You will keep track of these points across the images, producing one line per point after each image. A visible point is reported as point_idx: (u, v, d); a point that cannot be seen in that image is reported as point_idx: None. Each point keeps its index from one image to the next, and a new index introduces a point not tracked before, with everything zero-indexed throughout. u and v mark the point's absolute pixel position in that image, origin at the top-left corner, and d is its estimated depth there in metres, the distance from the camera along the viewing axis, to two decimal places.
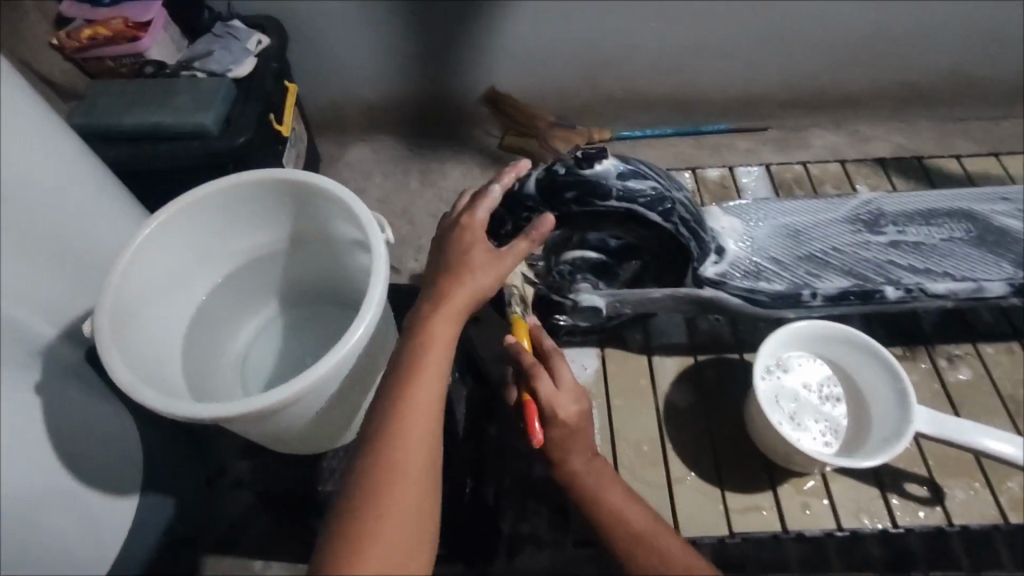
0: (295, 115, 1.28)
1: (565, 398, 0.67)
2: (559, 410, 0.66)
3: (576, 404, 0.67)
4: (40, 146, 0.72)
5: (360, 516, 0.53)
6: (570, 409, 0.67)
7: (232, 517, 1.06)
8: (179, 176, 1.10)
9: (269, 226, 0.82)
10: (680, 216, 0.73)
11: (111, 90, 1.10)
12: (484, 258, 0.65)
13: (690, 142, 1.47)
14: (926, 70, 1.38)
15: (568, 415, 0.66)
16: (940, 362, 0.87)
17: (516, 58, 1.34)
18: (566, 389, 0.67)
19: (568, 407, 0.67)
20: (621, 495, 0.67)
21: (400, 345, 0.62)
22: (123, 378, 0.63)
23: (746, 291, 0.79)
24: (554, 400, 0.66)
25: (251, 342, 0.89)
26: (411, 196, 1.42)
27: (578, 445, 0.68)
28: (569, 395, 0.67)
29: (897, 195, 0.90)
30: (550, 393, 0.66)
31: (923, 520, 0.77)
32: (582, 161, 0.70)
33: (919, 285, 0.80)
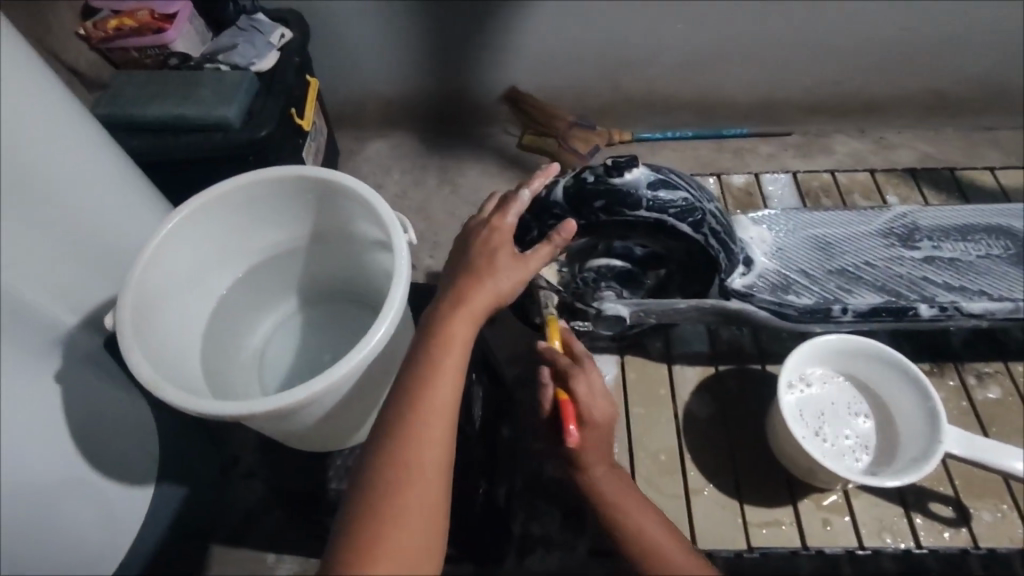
0: (316, 110, 1.28)
1: (599, 401, 0.67)
2: (593, 410, 0.66)
3: (608, 408, 0.68)
4: (64, 135, 0.72)
5: (374, 515, 0.51)
6: (601, 411, 0.67)
7: (245, 507, 1.06)
8: (200, 169, 1.11)
9: (291, 223, 0.82)
10: (710, 227, 0.72)
11: (136, 81, 1.10)
12: (507, 261, 0.64)
13: (712, 145, 1.45)
14: (956, 77, 1.35)
15: (599, 418, 0.67)
16: (969, 380, 0.85)
17: (537, 57, 1.32)
18: (598, 392, 0.67)
19: (604, 410, 0.67)
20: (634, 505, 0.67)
21: (416, 341, 0.61)
22: (143, 372, 0.63)
23: (774, 304, 0.77)
24: (588, 402, 0.66)
25: (268, 338, 0.89)
26: (428, 192, 1.41)
27: (601, 449, 0.69)
28: (601, 399, 0.67)
29: (933, 209, 0.89)
30: (587, 392, 0.66)
31: (948, 542, 0.76)
32: (612, 169, 0.69)
33: (954, 304, 0.77)
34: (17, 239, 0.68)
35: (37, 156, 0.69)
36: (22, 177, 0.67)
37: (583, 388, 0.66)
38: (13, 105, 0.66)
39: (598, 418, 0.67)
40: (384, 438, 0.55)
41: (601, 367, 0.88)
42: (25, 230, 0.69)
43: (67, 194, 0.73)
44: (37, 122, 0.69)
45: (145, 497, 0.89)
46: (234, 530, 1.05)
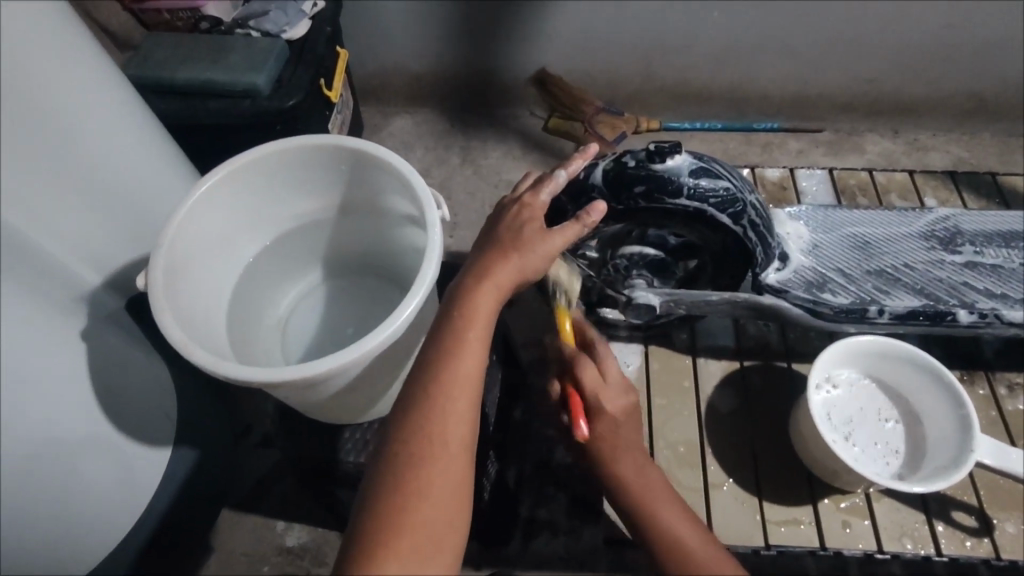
0: (344, 82, 1.27)
1: (613, 391, 0.67)
2: (604, 400, 0.67)
3: (623, 398, 0.68)
4: (97, 95, 0.72)
5: (398, 490, 0.51)
6: (615, 403, 0.67)
7: (258, 474, 1.09)
8: (228, 135, 1.10)
9: (322, 193, 0.82)
10: (750, 219, 0.71)
11: (165, 43, 1.09)
12: (536, 236, 0.62)
13: (741, 138, 1.42)
14: (997, 80, 1.31)
15: (613, 409, 0.67)
16: (999, 390, 0.83)
17: (569, 40, 1.30)
18: (611, 383, 0.68)
19: (615, 400, 0.67)
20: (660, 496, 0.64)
21: (442, 313, 0.60)
22: (174, 334, 0.63)
23: (809, 301, 0.76)
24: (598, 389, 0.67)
25: (293, 309, 0.89)
26: (450, 171, 1.40)
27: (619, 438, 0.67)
28: (615, 388, 0.68)
29: (978, 213, 0.87)
30: (595, 382, 0.67)
31: (970, 551, 0.75)
32: (654, 154, 0.68)
33: (994, 311, 0.76)
34: (48, 201, 0.68)
35: (69, 117, 0.68)
36: (54, 137, 0.67)
37: (592, 377, 0.68)
38: (40, 64, 0.64)
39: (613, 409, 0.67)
40: (408, 414, 0.54)
41: (625, 357, 0.87)
42: (56, 192, 0.69)
43: (95, 157, 0.73)
44: (66, 84, 0.67)
45: (164, 459, 0.90)
46: (250, 494, 1.08)
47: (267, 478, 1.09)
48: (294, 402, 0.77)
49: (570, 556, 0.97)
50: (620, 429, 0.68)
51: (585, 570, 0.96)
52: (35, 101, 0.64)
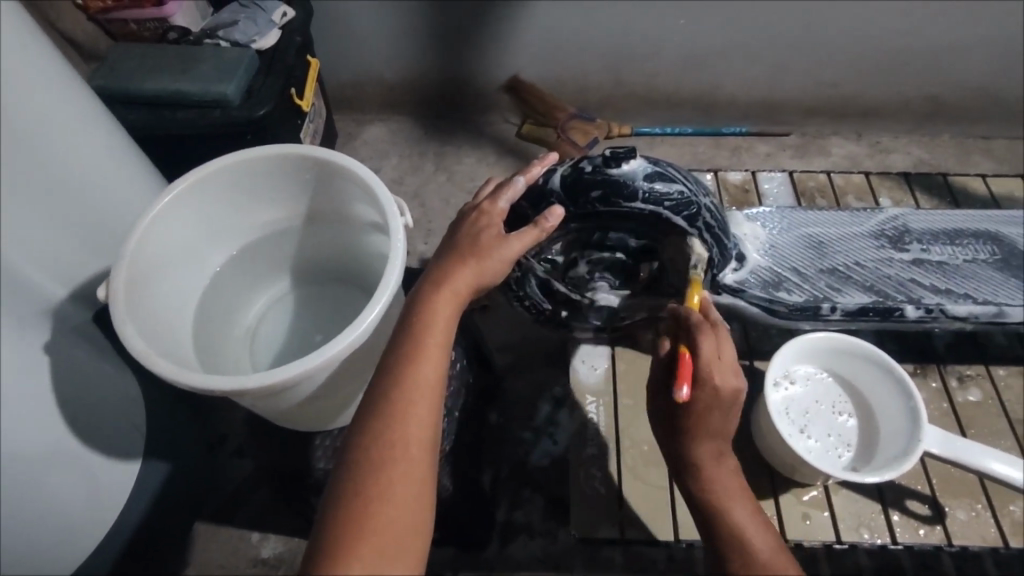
0: (316, 91, 1.27)
1: (726, 370, 0.61)
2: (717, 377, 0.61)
3: (735, 380, 0.62)
4: (76, 115, 0.74)
5: (359, 494, 0.52)
6: (727, 383, 0.61)
7: (232, 487, 1.07)
8: (196, 145, 1.10)
9: (286, 202, 0.82)
10: (705, 221, 0.73)
11: (132, 54, 1.08)
12: (495, 242, 0.63)
13: (710, 142, 1.45)
14: (955, 85, 1.35)
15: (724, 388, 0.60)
16: (950, 382, 0.87)
17: (538, 49, 1.32)
18: (728, 364, 0.62)
19: (729, 378, 0.61)
20: (726, 468, 0.64)
21: (402, 321, 0.61)
22: (136, 345, 0.63)
23: (765, 300, 0.79)
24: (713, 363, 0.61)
25: (261, 317, 0.89)
26: (424, 178, 1.41)
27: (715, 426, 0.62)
28: (729, 367, 0.62)
29: (926, 212, 0.90)
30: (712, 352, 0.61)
31: (923, 538, 0.78)
32: (609, 160, 0.70)
33: (939, 306, 0.79)
34: (26, 217, 0.69)
35: (48, 136, 0.70)
36: (34, 155, 0.69)
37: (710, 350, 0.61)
38: (23, 83, 0.67)
39: (722, 389, 0.61)
40: (369, 418, 0.55)
41: (592, 360, 0.94)
42: (35, 208, 0.70)
43: (72, 175, 0.74)
44: (46, 103, 0.70)
45: (133, 472, 0.89)
46: (226, 503, 1.06)
47: (243, 487, 1.07)
48: (262, 410, 0.77)
49: (548, 557, 0.98)
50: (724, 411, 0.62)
51: (562, 570, 0.97)
52: (17, 120, 0.66)
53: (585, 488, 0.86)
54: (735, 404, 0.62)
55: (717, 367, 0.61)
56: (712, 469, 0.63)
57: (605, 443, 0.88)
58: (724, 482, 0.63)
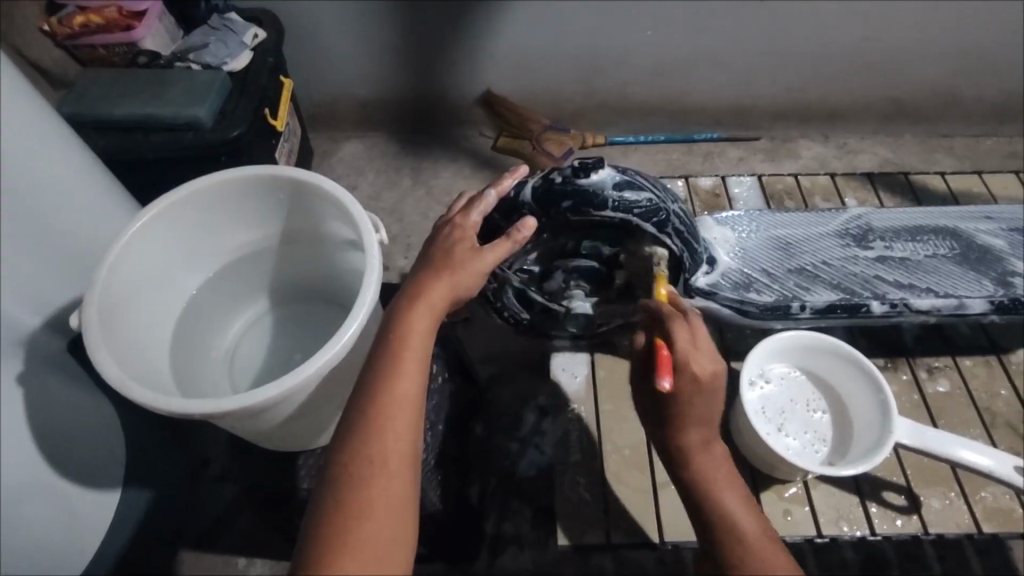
0: (290, 110, 1.28)
1: (702, 354, 0.61)
2: (694, 363, 0.61)
3: (714, 363, 0.62)
4: (53, 145, 0.75)
5: (340, 511, 0.52)
6: (706, 368, 0.61)
7: (215, 513, 1.05)
8: (171, 168, 1.10)
9: (262, 223, 0.82)
10: (674, 227, 0.75)
11: (103, 80, 1.08)
12: (469, 255, 0.64)
13: (682, 149, 1.49)
14: (914, 86, 1.39)
15: (704, 373, 0.60)
16: (919, 374, 0.89)
17: (510, 64, 1.34)
18: (704, 347, 0.62)
19: (708, 363, 0.61)
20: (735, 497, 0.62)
21: (378, 338, 0.61)
22: (112, 373, 0.63)
23: (735, 302, 0.81)
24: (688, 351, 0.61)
25: (239, 339, 0.88)
26: (402, 194, 1.42)
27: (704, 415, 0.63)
28: (706, 352, 0.62)
29: (887, 211, 0.93)
30: (687, 341, 0.62)
31: (900, 528, 0.79)
32: (579, 170, 0.71)
33: (903, 301, 0.81)
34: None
35: (23, 165, 0.71)
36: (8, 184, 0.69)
37: (683, 336, 0.62)
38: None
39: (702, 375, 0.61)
40: (348, 435, 0.55)
41: (572, 369, 0.94)
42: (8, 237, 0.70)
43: (48, 204, 0.74)
44: (20, 134, 0.70)
45: (113, 501, 0.88)
46: (212, 527, 1.04)
47: (231, 509, 1.05)
48: (241, 432, 0.76)
49: (538, 568, 0.99)
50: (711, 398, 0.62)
51: None
52: None
53: (571, 495, 0.86)
54: (715, 385, 0.62)
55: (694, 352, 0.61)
56: (717, 496, 0.62)
57: (588, 450, 0.89)
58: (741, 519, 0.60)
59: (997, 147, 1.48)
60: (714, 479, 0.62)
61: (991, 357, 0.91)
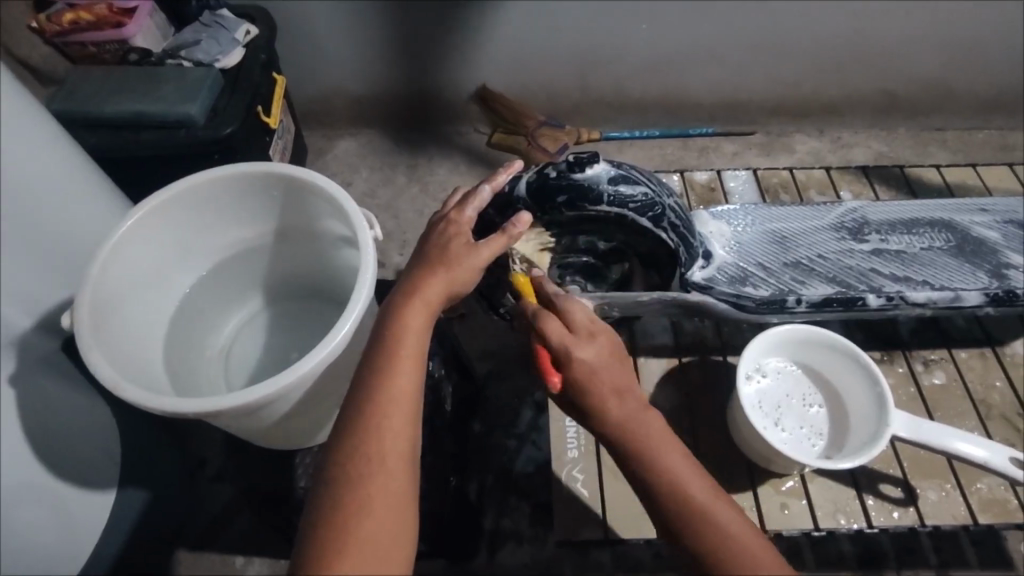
0: (283, 107, 1.27)
1: (580, 339, 0.62)
2: (573, 351, 0.61)
3: (600, 330, 0.63)
4: (45, 144, 0.75)
5: (339, 511, 0.51)
6: (590, 351, 0.61)
7: (212, 513, 1.04)
8: (164, 166, 1.09)
9: (255, 220, 0.82)
10: (670, 221, 0.74)
11: (93, 77, 1.07)
12: (464, 251, 0.64)
13: (678, 143, 1.48)
14: (908, 79, 1.39)
15: (581, 357, 0.60)
16: (915, 366, 0.89)
17: (503, 59, 1.33)
18: (580, 331, 0.62)
19: (586, 344, 0.61)
20: (677, 456, 0.59)
21: (374, 335, 0.61)
22: (105, 373, 0.62)
23: (732, 296, 0.81)
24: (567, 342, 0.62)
25: (234, 338, 0.88)
26: (397, 190, 1.41)
27: (619, 391, 0.60)
28: (581, 335, 0.62)
29: (882, 204, 0.93)
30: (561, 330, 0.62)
31: (897, 520, 0.79)
32: (574, 165, 0.71)
33: (900, 294, 0.81)
34: None
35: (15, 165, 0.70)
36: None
37: (556, 329, 0.62)
38: None
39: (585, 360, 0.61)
40: (345, 433, 0.55)
41: None
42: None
43: (39, 203, 0.74)
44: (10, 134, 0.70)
45: (109, 501, 0.87)
46: (210, 526, 1.03)
47: (230, 507, 1.04)
48: (238, 431, 0.76)
49: (536, 563, 0.99)
50: (614, 376, 0.61)
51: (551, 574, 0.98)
52: None
53: (569, 491, 0.86)
54: (608, 362, 0.61)
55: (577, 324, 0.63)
56: (654, 470, 0.58)
57: (585, 446, 0.88)
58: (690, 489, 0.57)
59: (991, 140, 1.48)
60: (652, 456, 0.58)
61: (987, 349, 0.91)
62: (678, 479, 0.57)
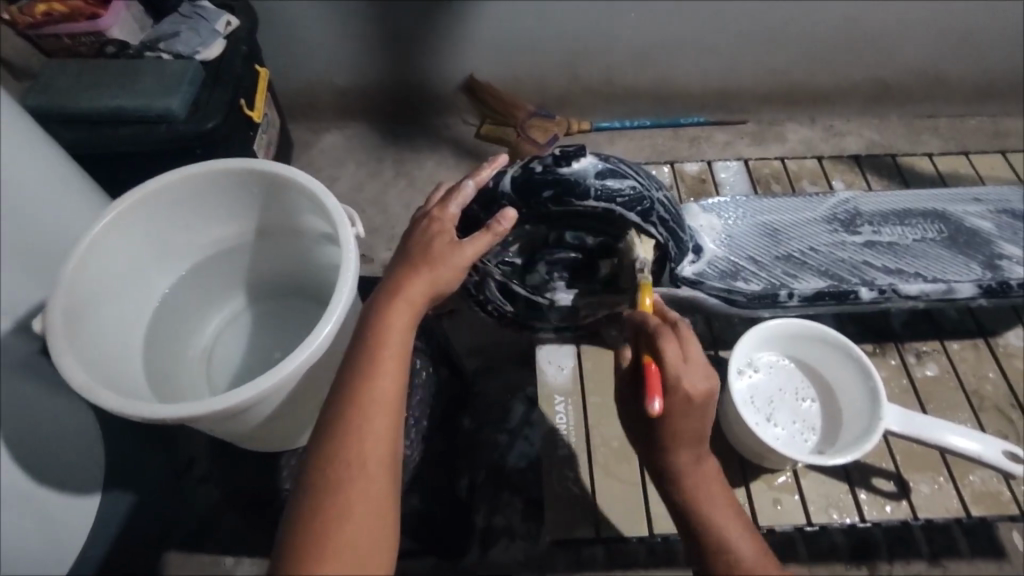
0: (267, 100, 1.24)
1: (696, 371, 0.59)
2: (685, 382, 0.58)
3: (705, 382, 0.59)
4: (21, 142, 0.74)
5: (318, 516, 0.50)
6: (699, 385, 0.59)
7: (199, 514, 1.02)
8: (144, 162, 1.06)
9: (235, 218, 0.80)
10: (658, 216, 0.73)
11: (69, 71, 1.04)
12: (448, 249, 0.62)
13: (668, 134, 1.47)
14: (901, 67, 1.38)
15: (695, 393, 0.58)
16: (908, 359, 0.89)
17: (491, 49, 1.31)
18: (698, 364, 0.60)
19: (697, 381, 0.59)
20: (720, 506, 0.61)
21: (355, 335, 0.59)
22: (76, 377, 0.60)
23: (722, 291, 0.80)
24: (679, 369, 0.58)
25: (216, 338, 0.86)
26: (385, 184, 1.39)
27: (692, 436, 0.61)
28: (699, 369, 0.59)
29: (875, 194, 0.91)
30: (678, 356, 0.59)
31: (889, 514, 0.79)
32: (560, 158, 0.68)
33: (892, 286, 0.81)
34: None
35: None
36: None
37: (675, 352, 0.59)
38: None
39: (694, 394, 0.58)
40: (326, 437, 0.53)
41: (560, 361, 0.92)
42: None
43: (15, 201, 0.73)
44: None
45: (93, 505, 0.86)
46: (195, 533, 1.01)
47: (215, 511, 1.02)
48: (219, 434, 0.74)
49: (529, 560, 1.00)
50: (700, 419, 0.60)
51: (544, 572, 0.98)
52: None
53: (560, 488, 0.84)
54: (707, 405, 0.60)
55: (688, 372, 0.58)
56: (709, 521, 0.60)
57: (576, 442, 0.87)
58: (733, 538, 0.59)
59: (983, 127, 1.47)
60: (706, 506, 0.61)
61: (979, 340, 0.91)
62: (732, 539, 0.59)
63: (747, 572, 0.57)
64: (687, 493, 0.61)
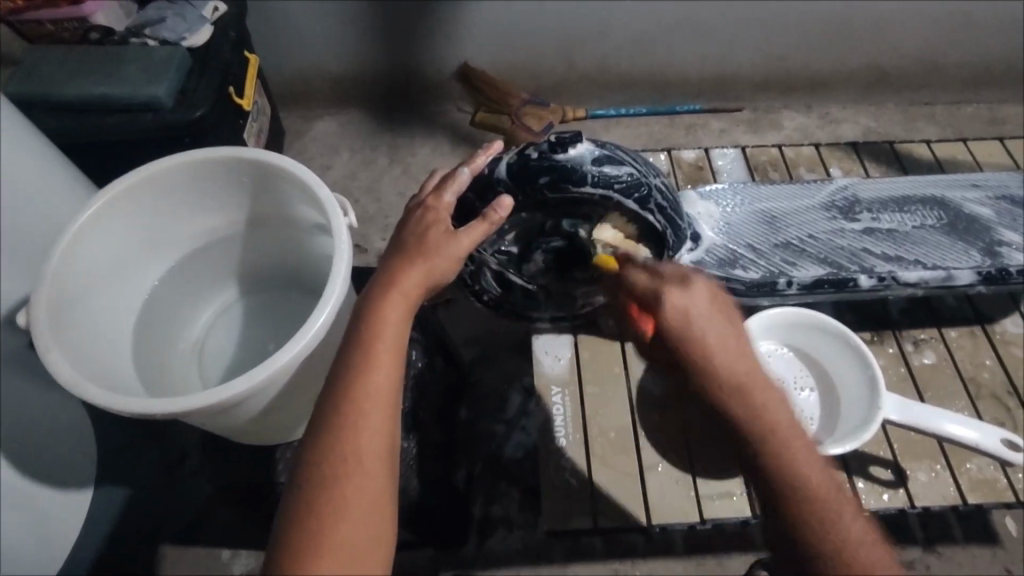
0: (257, 87, 1.21)
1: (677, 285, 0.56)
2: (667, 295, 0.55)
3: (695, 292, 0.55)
4: None
5: (313, 513, 0.49)
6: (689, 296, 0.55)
7: (194, 506, 1.00)
8: (131, 151, 1.04)
9: (226, 208, 0.78)
10: (657, 203, 0.72)
11: (51, 58, 1.01)
12: (443, 238, 0.61)
13: (664, 121, 1.45)
14: (898, 53, 1.37)
15: (681, 301, 0.54)
16: (905, 347, 0.88)
17: (485, 35, 1.28)
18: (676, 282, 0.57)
19: (680, 291, 0.55)
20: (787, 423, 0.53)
21: (349, 328, 0.58)
22: (62, 373, 0.59)
23: (721, 279, 0.79)
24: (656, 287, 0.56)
25: (208, 330, 0.84)
26: (379, 173, 1.37)
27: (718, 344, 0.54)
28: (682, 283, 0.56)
29: (874, 181, 0.91)
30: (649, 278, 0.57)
31: (887, 502, 0.79)
32: (556, 145, 0.68)
33: (891, 274, 0.80)
34: None
35: None
36: None
37: (642, 276, 0.57)
38: None
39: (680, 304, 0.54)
40: (320, 433, 0.52)
41: (557, 351, 0.91)
42: None
43: None
44: None
45: (86, 499, 0.86)
46: (184, 528, 0.99)
47: (202, 509, 1.00)
48: (212, 428, 0.73)
49: (527, 548, 0.98)
50: (713, 324, 0.54)
51: (541, 562, 0.97)
52: None
53: (558, 479, 0.84)
54: (711, 313, 0.55)
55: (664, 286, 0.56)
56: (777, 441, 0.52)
57: (573, 432, 0.86)
58: (803, 457, 0.52)
59: (979, 114, 1.46)
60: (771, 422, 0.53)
61: (976, 327, 0.90)
62: (803, 459, 0.52)
63: (821, 494, 0.51)
64: (748, 416, 0.53)
